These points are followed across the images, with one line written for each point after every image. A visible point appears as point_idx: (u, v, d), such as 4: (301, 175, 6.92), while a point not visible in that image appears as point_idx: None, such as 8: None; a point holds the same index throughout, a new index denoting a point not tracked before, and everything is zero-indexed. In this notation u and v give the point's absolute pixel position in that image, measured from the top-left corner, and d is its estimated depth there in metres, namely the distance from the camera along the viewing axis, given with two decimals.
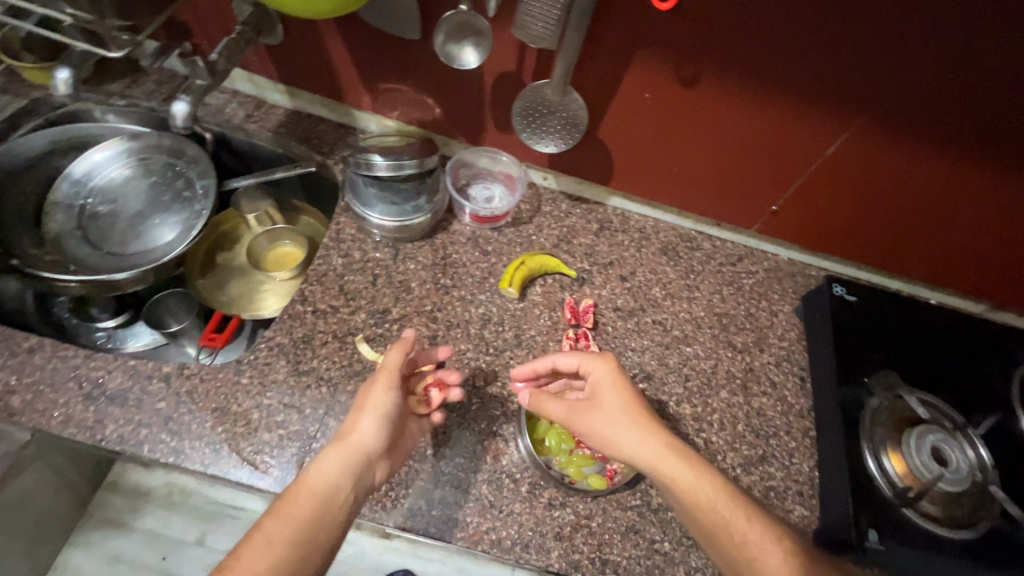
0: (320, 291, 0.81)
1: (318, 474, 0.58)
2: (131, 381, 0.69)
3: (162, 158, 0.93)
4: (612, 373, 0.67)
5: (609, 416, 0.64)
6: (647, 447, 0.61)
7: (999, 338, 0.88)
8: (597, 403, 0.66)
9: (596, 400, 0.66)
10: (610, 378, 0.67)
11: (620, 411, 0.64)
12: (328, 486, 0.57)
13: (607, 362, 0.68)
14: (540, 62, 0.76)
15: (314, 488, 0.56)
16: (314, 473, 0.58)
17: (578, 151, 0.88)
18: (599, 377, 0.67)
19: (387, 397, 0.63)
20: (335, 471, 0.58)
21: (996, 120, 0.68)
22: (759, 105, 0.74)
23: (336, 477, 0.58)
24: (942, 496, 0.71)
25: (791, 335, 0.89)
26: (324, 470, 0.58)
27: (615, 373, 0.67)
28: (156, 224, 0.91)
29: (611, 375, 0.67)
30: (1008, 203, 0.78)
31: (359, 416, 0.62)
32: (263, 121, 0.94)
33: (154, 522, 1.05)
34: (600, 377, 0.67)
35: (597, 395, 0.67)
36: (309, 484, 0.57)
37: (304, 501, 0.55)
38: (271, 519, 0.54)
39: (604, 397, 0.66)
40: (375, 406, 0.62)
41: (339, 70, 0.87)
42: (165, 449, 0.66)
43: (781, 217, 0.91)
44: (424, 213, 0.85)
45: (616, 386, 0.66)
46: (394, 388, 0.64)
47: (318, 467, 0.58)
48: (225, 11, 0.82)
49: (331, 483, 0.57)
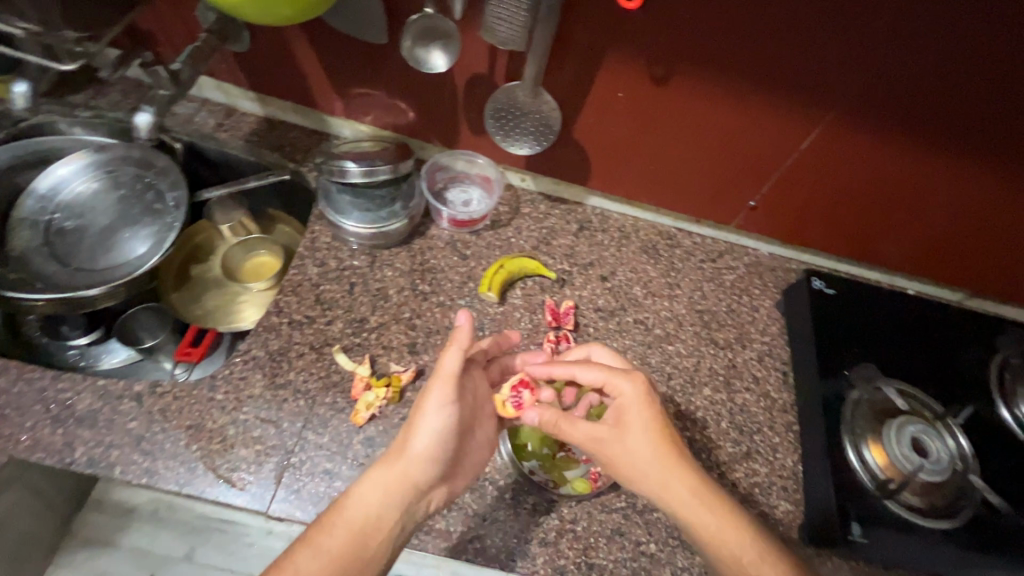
0: (296, 302, 0.79)
1: (358, 501, 0.57)
2: (101, 402, 0.68)
3: (131, 170, 0.91)
4: (642, 397, 0.64)
5: (632, 449, 0.61)
6: (671, 485, 0.59)
7: (976, 326, 0.89)
8: (621, 431, 0.62)
9: (620, 428, 0.63)
10: (639, 403, 0.63)
11: (646, 445, 0.61)
12: (368, 516, 0.57)
13: (635, 383, 0.65)
14: (511, 64, 0.76)
15: (353, 517, 0.56)
16: (354, 499, 0.58)
17: (554, 152, 0.88)
18: (626, 401, 0.64)
19: (439, 417, 0.60)
20: (378, 499, 0.57)
21: (968, 111, 0.68)
22: (732, 101, 0.73)
23: (376, 505, 0.57)
24: (922, 486, 0.72)
25: (773, 330, 0.89)
26: (364, 497, 0.57)
27: (646, 399, 0.64)
28: (126, 237, 0.88)
29: (641, 400, 0.64)
30: (983, 193, 0.79)
31: (412, 437, 0.60)
32: (234, 130, 0.92)
33: (140, 539, 1.02)
34: (628, 402, 0.64)
35: (623, 422, 0.63)
36: (348, 513, 0.57)
37: (340, 532, 0.56)
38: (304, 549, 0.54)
39: (630, 425, 0.62)
40: (427, 426, 0.59)
41: (308, 76, 0.86)
42: (138, 470, 0.64)
43: (759, 211, 0.91)
44: (401, 219, 0.84)
45: (648, 412, 0.63)
46: (450, 407, 0.60)
47: (357, 494, 0.58)
48: (189, 18, 0.81)
49: (371, 511, 0.57)
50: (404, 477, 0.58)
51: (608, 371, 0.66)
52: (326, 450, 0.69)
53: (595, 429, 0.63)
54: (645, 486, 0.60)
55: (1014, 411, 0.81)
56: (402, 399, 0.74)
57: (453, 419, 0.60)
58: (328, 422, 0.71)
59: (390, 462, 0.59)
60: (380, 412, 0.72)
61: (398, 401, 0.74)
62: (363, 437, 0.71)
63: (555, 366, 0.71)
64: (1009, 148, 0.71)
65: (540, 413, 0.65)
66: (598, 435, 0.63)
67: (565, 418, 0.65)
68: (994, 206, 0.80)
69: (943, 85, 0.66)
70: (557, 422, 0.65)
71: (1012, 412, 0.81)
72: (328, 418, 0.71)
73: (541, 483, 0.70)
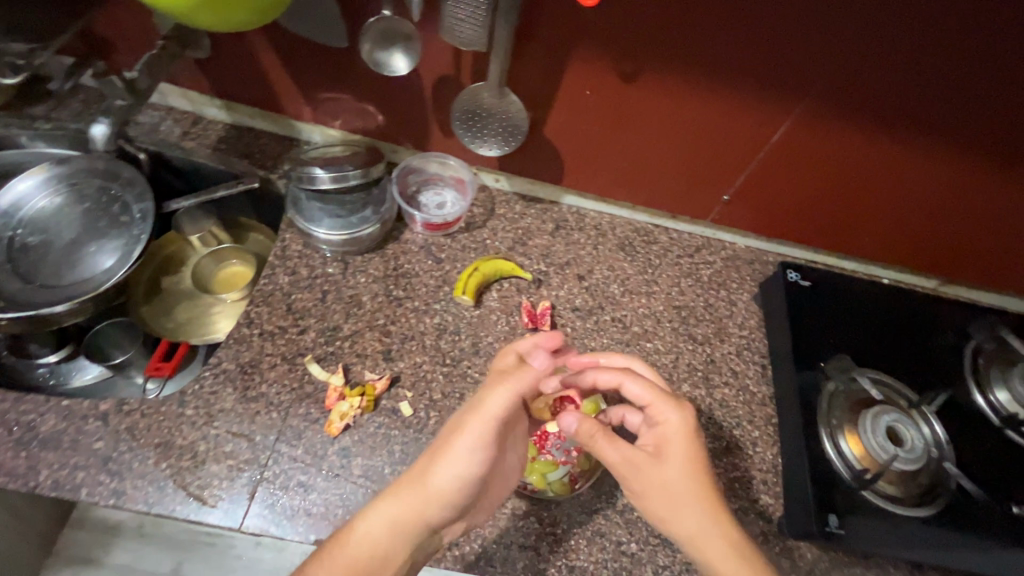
0: (267, 312, 0.78)
1: (368, 526, 0.58)
2: (65, 422, 0.66)
3: (96, 182, 0.87)
4: (686, 431, 0.62)
5: (665, 484, 0.59)
6: (697, 526, 0.57)
7: (949, 313, 0.89)
8: (659, 462, 0.61)
9: (658, 459, 0.61)
10: (683, 436, 0.62)
11: (684, 480, 0.59)
12: (373, 548, 0.57)
13: (683, 414, 0.63)
14: (476, 64, 0.75)
15: (361, 544, 0.57)
16: (365, 522, 0.58)
17: (526, 151, 0.87)
18: (667, 432, 0.62)
19: (472, 459, 0.58)
20: (391, 529, 0.58)
21: (937, 102, 0.68)
22: (701, 97, 0.73)
23: (387, 535, 0.57)
24: (897, 475, 0.72)
25: (751, 323, 0.89)
26: (374, 526, 0.58)
27: (689, 432, 0.62)
28: (91, 251, 0.85)
29: (685, 433, 0.62)
30: (956, 182, 0.79)
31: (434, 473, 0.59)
32: (200, 138, 0.91)
33: (126, 556, 1.01)
34: (670, 431, 0.62)
35: (663, 453, 0.62)
36: (356, 538, 0.57)
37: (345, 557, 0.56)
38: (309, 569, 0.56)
39: (669, 457, 0.61)
40: (454, 464, 0.58)
41: (273, 81, 0.84)
42: (104, 491, 0.63)
43: (733, 206, 0.91)
44: (373, 224, 0.82)
45: (690, 447, 0.62)
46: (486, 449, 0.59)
47: (369, 519, 0.58)
48: (146, 25, 0.79)
49: (380, 539, 0.57)
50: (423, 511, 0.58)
51: (655, 393, 0.64)
52: (300, 462, 0.68)
53: (634, 453, 0.61)
54: (667, 522, 0.59)
55: (988, 396, 0.81)
56: (377, 407, 0.73)
57: (485, 461, 0.59)
58: (302, 434, 0.70)
59: (409, 493, 0.59)
60: (354, 421, 0.71)
61: (373, 410, 0.73)
62: (338, 447, 0.69)
63: (602, 373, 0.69)
64: (980, 138, 0.71)
65: (579, 421, 0.63)
66: (634, 460, 0.61)
67: (603, 433, 0.62)
68: (969, 196, 0.80)
69: (912, 77, 0.66)
70: (595, 435, 0.62)
71: (987, 398, 0.81)
72: (301, 429, 0.70)
73: (518, 487, 0.70)
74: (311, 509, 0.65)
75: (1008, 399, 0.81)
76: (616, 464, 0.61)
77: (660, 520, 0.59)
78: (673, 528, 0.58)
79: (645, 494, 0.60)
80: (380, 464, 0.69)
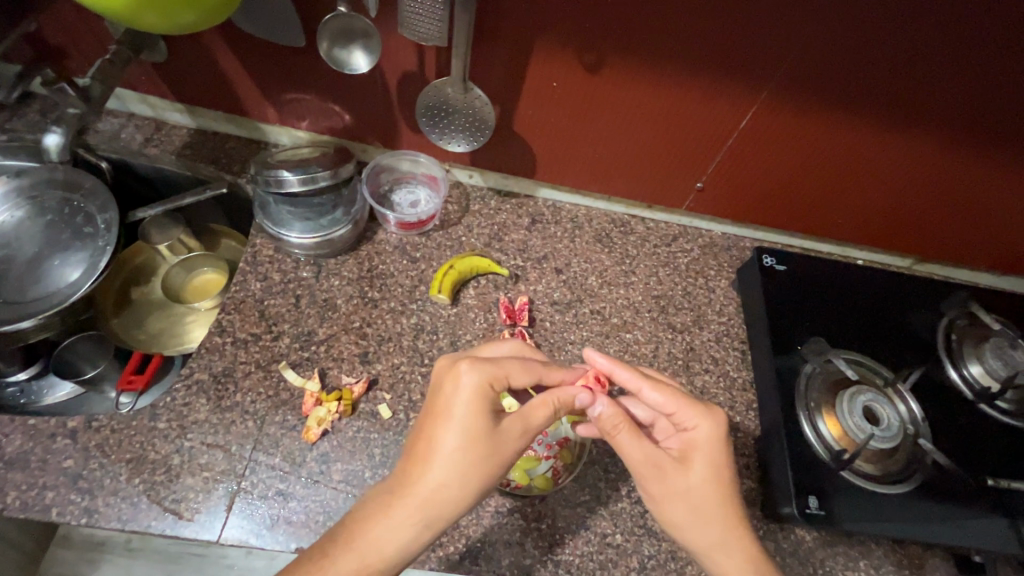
0: (239, 320, 0.77)
1: (382, 540, 0.51)
2: (32, 441, 0.65)
3: (57, 193, 0.83)
4: (715, 445, 0.62)
5: (687, 494, 0.60)
6: (714, 539, 0.59)
7: (922, 291, 0.90)
8: (683, 473, 0.61)
9: (683, 469, 0.61)
10: (709, 449, 0.62)
11: (709, 489, 0.60)
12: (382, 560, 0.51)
13: (714, 423, 0.62)
14: (438, 60, 0.74)
15: (373, 559, 0.50)
16: (377, 536, 0.51)
17: (496, 145, 0.86)
18: (691, 444, 0.63)
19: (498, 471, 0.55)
20: (411, 543, 0.52)
21: (904, 85, 0.68)
22: (669, 85, 0.72)
23: (406, 551, 0.51)
24: (874, 454, 0.73)
25: (729, 310, 0.89)
26: (392, 542, 0.51)
27: (719, 441, 0.62)
28: (55, 266, 0.81)
29: (714, 443, 0.62)
30: (926, 162, 0.79)
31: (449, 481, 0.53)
32: (164, 144, 0.88)
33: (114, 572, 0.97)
34: (699, 440, 0.62)
35: (687, 465, 0.62)
36: (367, 555, 0.50)
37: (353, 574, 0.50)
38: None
39: (694, 468, 0.61)
40: (480, 476, 0.53)
41: (234, 84, 0.82)
42: (76, 510, 0.62)
43: (708, 193, 0.91)
44: (345, 225, 0.81)
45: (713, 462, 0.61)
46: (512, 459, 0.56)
47: (381, 530, 0.51)
48: (99, 30, 0.77)
49: (397, 554, 0.51)
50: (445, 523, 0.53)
51: (684, 404, 0.63)
52: (278, 471, 0.67)
53: (659, 459, 0.61)
54: (681, 530, 0.60)
55: (962, 371, 0.82)
56: (355, 411, 0.72)
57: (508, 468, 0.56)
58: (279, 442, 0.69)
59: (432, 505, 0.52)
60: (333, 426, 0.70)
61: (351, 414, 0.72)
62: (317, 454, 0.69)
63: (619, 369, 0.65)
64: (947, 119, 0.72)
65: (608, 411, 0.60)
66: (658, 469, 0.61)
67: (627, 428, 0.61)
68: (939, 175, 0.81)
69: (877, 61, 0.66)
70: (618, 428, 0.61)
71: (961, 372, 0.82)
72: (278, 437, 0.69)
73: (501, 485, 0.69)
74: (291, 517, 0.64)
75: (981, 372, 0.82)
76: (636, 464, 0.61)
77: (675, 527, 0.61)
78: (687, 536, 0.60)
79: (661, 500, 0.61)
80: (360, 468, 0.68)
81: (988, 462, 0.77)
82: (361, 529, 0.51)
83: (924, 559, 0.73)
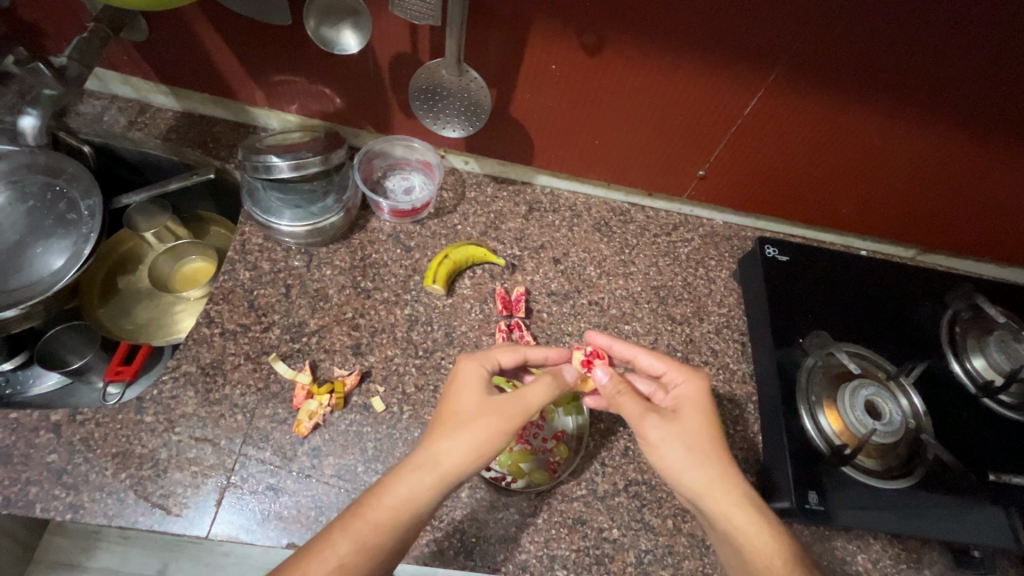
0: (227, 310, 0.74)
1: (401, 486, 0.53)
2: (13, 436, 0.63)
3: (39, 179, 0.79)
4: (700, 397, 0.64)
5: (680, 437, 0.60)
6: (712, 478, 0.58)
7: (926, 282, 0.89)
8: (673, 421, 0.62)
9: (670, 418, 0.62)
10: (695, 400, 0.64)
11: (704, 434, 0.61)
12: (403, 505, 0.52)
13: (693, 383, 0.65)
14: (433, 40, 0.71)
15: (388, 510, 0.52)
16: (397, 485, 0.53)
17: (493, 131, 0.83)
18: (680, 400, 0.65)
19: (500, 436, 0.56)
20: (424, 491, 0.53)
21: (912, 71, 0.65)
22: (668, 69, 0.70)
23: (416, 498, 0.53)
24: (874, 448, 0.73)
25: (729, 301, 0.88)
26: (401, 490, 0.53)
27: (702, 399, 0.64)
28: (37, 253, 0.77)
29: (698, 400, 0.64)
30: (932, 150, 0.77)
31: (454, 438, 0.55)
32: (149, 128, 0.85)
33: (110, 559, 0.97)
34: (683, 396, 0.65)
35: (678, 416, 0.63)
36: (389, 504, 0.52)
37: (372, 524, 0.51)
38: (331, 546, 0.50)
39: (685, 417, 0.62)
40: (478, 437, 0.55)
41: (220, 66, 0.79)
42: (60, 506, 0.60)
43: (710, 181, 0.89)
44: (336, 213, 0.79)
45: (703, 412, 0.63)
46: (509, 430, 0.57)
47: (400, 479, 0.53)
48: (73, 4, 0.74)
49: (412, 509, 0.53)
50: (458, 478, 0.54)
51: (669, 363, 0.68)
52: (269, 465, 0.65)
53: (649, 413, 0.62)
54: (679, 474, 0.59)
55: (964, 363, 0.81)
56: (347, 405, 0.70)
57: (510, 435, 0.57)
58: (269, 436, 0.67)
59: (441, 465, 0.54)
60: (325, 420, 0.69)
61: (343, 407, 0.70)
62: (308, 448, 0.67)
63: (617, 344, 0.71)
64: (955, 108, 0.69)
65: (610, 376, 0.65)
66: (654, 420, 0.61)
67: (630, 392, 0.64)
68: (944, 163, 0.79)
69: (886, 46, 0.63)
70: (620, 392, 0.64)
71: (963, 365, 0.81)
72: (269, 431, 0.67)
73: (500, 482, 0.68)
74: (281, 512, 0.63)
75: (984, 365, 0.81)
76: (636, 420, 0.62)
77: (670, 473, 0.60)
78: (682, 480, 0.59)
79: (654, 445, 0.61)
80: (353, 461, 0.67)
81: (986, 456, 0.76)
82: (381, 481, 0.54)
83: (922, 553, 0.72)
